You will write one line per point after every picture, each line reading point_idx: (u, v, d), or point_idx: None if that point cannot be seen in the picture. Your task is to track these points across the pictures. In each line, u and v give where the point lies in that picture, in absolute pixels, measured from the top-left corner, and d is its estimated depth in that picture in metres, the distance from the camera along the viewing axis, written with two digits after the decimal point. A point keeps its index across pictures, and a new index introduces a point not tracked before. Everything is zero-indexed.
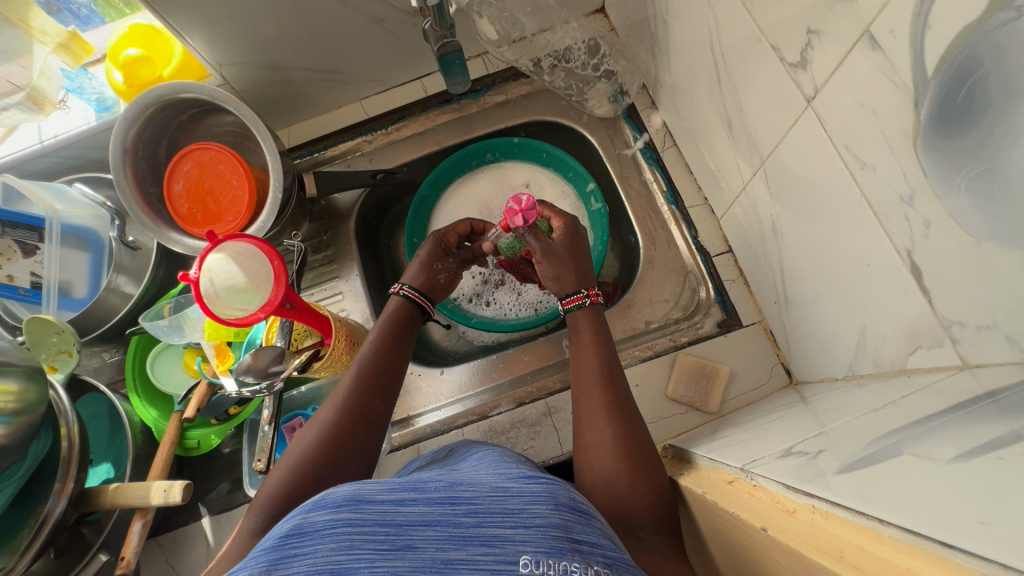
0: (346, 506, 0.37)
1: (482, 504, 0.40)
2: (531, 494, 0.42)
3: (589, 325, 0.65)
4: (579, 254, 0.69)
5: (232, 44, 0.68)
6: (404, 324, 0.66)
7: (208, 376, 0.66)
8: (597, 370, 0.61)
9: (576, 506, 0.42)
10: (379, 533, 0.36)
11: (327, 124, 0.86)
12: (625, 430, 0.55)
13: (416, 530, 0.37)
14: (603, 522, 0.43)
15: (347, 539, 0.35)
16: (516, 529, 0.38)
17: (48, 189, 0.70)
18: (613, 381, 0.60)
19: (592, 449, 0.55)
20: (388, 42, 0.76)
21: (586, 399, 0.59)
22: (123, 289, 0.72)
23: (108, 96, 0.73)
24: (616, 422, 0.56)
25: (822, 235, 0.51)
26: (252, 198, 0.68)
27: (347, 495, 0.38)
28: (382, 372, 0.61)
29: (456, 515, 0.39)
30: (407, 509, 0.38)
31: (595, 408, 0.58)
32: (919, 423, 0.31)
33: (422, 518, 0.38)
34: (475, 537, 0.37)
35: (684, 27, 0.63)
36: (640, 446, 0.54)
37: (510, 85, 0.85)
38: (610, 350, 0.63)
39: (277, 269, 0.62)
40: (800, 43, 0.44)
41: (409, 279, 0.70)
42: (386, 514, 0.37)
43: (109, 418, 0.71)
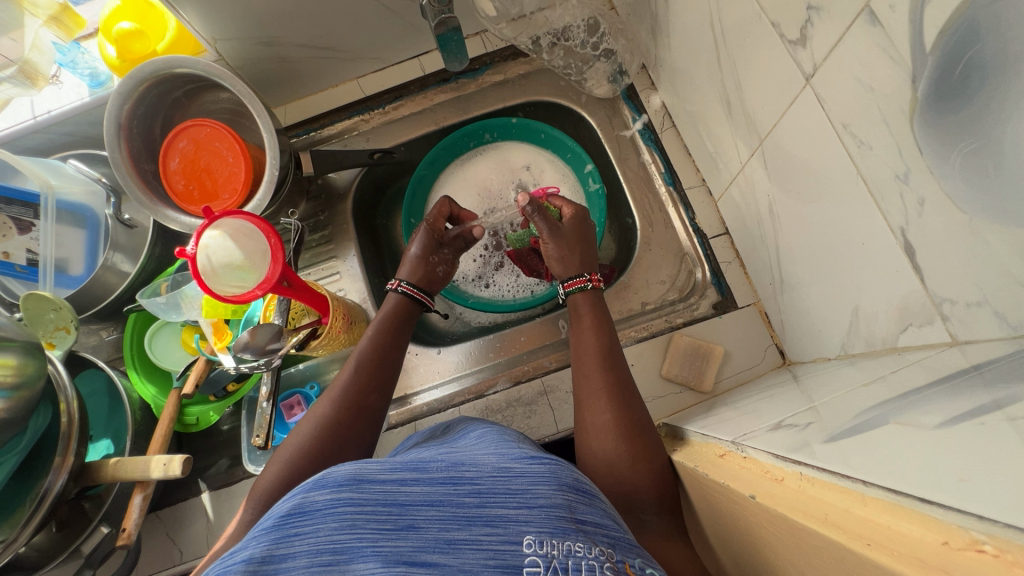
0: (348, 486, 0.37)
1: (485, 486, 0.41)
2: (533, 475, 0.42)
3: (591, 309, 0.65)
4: (584, 240, 0.71)
5: (226, 18, 0.67)
6: (403, 318, 0.67)
7: (206, 353, 0.66)
8: (600, 354, 0.61)
9: (580, 486, 0.43)
10: (382, 513, 0.37)
11: (323, 103, 0.85)
12: (628, 413, 0.56)
13: (420, 510, 0.38)
14: (604, 502, 0.45)
15: (350, 518, 0.36)
16: (519, 509, 0.40)
17: (43, 165, 0.69)
18: (614, 366, 0.60)
19: (594, 432, 0.56)
20: (385, 18, 0.75)
21: (586, 383, 0.60)
22: (120, 267, 0.72)
23: (102, 71, 0.72)
24: (617, 405, 0.57)
25: (818, 215, 0.51)
26: (249, 175, 0.68)
27: (348, 474, 0.38)
28: (381, 365, 0.61)
29: (460, 496, 0.39)
30: (409, 489, 0.39)
31: (596, 393, 0.58)
32: (906, 395, 0.31)
33: (425, 498, 0.38)
34: (478, 518, 0.39)
35: (685, 4, 0.62)
36: (641, 429, 0.55)
37: (509, 64, 0.84)
38: (609, 334, 0.63)
39: (275, 247, 0.61)
40: (800, 19, 0.44)
41: (406, 275, 0.70)
42: (389, 493, 0.38)
43: (108, 394, 0.71)
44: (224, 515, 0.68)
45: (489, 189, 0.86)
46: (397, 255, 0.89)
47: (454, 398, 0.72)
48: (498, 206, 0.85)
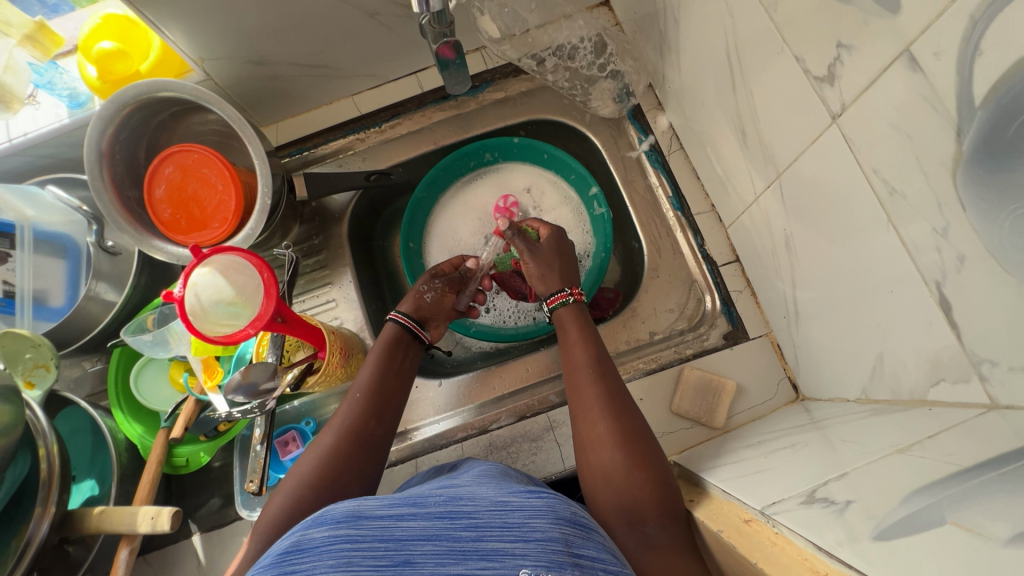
0: (346, 522, 0.35)
1: (483, 518, 0.38)
2: (531, 509, 0.40)
3: (575, 322, 0.63)
4: (566, 257, 0.70)
5: (214, 38, 0.64)
6: (401, 347, 0.64)
7: (195, 393, 0.63)
8: (590, 365, 0.59)
9: (576, 519, 0.41)
10: (378, 548, 0.34)
11: (316, 121, 0.81)
12: (624, 426, 0.54)
13: (417, 546, 0.35)
14: (601, 534, 0.42)
15: (347, 554, 0.33)
16: (515, 542, 0.37)
17: (19, 193, 0.65)
18: (605, 376, 0.58)
19: (591, 446, 0.54)
20: (382, 35, 0.72)
21: (579, 396, 0.57)
22: (104, 297, 0.68)
23: (82, 91, 0.68)
24: (611, 414, 0.54)
25: (841, 255, 0.49)
26: (239, 203, 0.64)
27: (347, 509, 0.36)
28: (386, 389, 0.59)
29: (456, 530, 0.37)
30: (406, 524, 0.36)
31: (588, 405, 0.56)
32: (968, 474, 0.29)
33: (422, 532, 0.36)
34: (474, 552, 0.36)
35: (697, 28, 0.60)
36: (639, 441, 0.53)
37: (510, 82, 0.81)
38: (598, 344, 0.61)
39: (267, 281, 0.59)
40: (828, 57, 0.41)
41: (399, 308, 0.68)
42: (386, 529, 0.35)
43: (91, 432, 0.67)
44: (216, 560, 0.65)
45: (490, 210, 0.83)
46: (394, 279, 0.86)
47: (457, 432, 0.70)
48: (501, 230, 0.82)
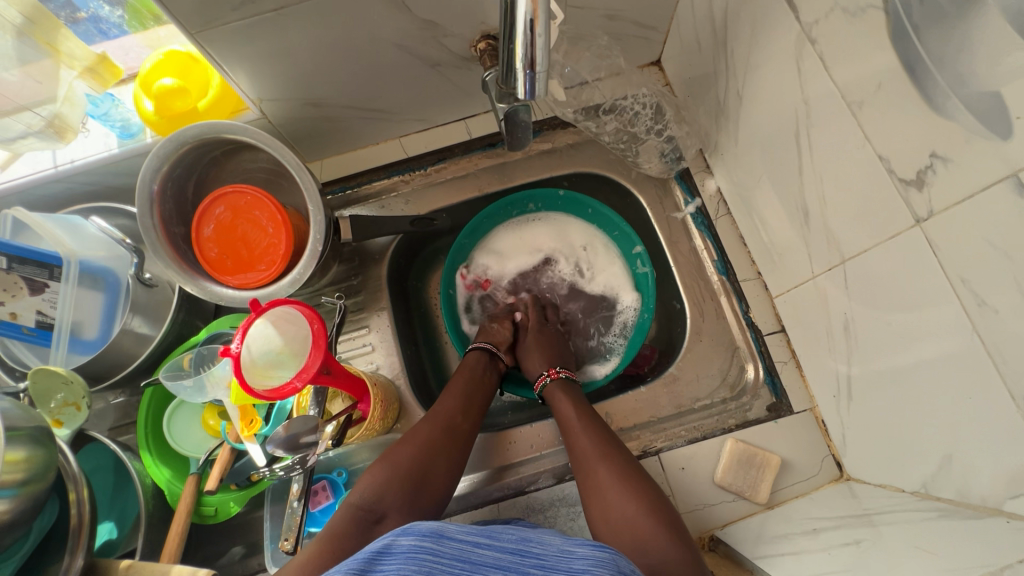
0: (430, 537, 0.36)
1: (551, 560, 0.38)
2: (595, 559, 0.37)
3: (564, 394, 0.67)
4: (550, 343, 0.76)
5: (276, 80, 0.64)
6: (488, 363, 0.73)
7: (230, 440, 0.61)
8: (582, 421, 0.62)
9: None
10: (455, 567, 0.35)
11: (362, 161, 0.81)
12: (624, 474, 0.56)
13: (488, 571, 0.36)
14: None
15: (427, 565, 0.35)
16: None
17: (60, 224, 0.63)
18: (600, 431, 0.61)
19: (596, 492, 0.56)
20: (439, 83, 0.72)
21: (576, 451, 0.61)
22: (137, 331, 0.67)
23: (134, 122, 0.67)
24: (610, 463, 0.58)
25: (910, 350, 0.49)
26: (289, 249, 0.63)
27: (432, 526, 0.37)
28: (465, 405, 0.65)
29: (524, 566, 0.37)
30: (482, 551, 0.37)
31: (588, 457, 0.59)
32: None
33: (494, 562, 0.37)
34: None
35: (762, 106, 0.60)
36: (644, 491, 0.55)
37: (557, 133, 0.81)
38: (587, 406, 0.65)
39: (317, 333, 0.56)
40: (918, 163, 0.42)
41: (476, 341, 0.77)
42: (462, 552, 0.37)
43: (115, 471, 0.64)
44: None
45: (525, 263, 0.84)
46: (428, 322, 0.85)
47: (492, 492, 0.68)
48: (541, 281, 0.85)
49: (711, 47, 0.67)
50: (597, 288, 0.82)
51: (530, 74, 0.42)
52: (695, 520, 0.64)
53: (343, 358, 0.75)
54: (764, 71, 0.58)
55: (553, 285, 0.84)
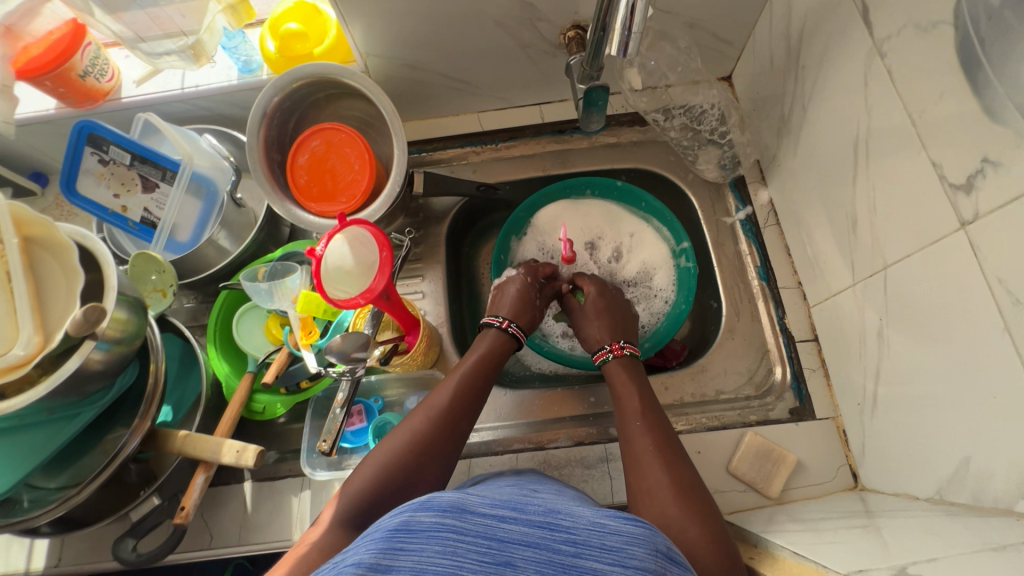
0: (451, 513, 0.34)
1: (582, 536, 0.35)
2: (630, 535, 0.36)
3: (626, 371, 0.66)
4: (612, 313, 0.74)
5: (386, 39, 0.72)
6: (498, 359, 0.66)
7: (289, 344, 0.67)
8: (648, 423, 0.59)
9: (671, 557, 0.36)
10: (481, 545, 0.33)
11: (441, 128, 0.88)
12: (686, 486, 0.52)
13: (516, 551, 0.33)
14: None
15: (452, 544, 0.33)
16: (613, 567, 0.34)
17: (183, 136, 0.71)
18: (666, 437, 0.57)
19: (647, 496, 0.52)
20: (525, 65, 0.79)
21: (631, 447, 0.57)
22: (220, 243, 0.75)
23: (255, 59, 0.76)
24: (666, 467, 0.54)
25: (941, 352, 0.51)
26: (370, 186, 0.70)
27: (452, 500, 0.35)
28: (468, 402, 0.60)
29: (555, 543, 0.34)
30: (508, 526, 0.34)
31: (648, 458, 0.55)
32: None
33: (522, 538, 0.34)
34: (572, 568, 0.33)
35: (826, 119, 0.64)
36: (704, 506, 0.50)
37: (623, 130, 0.87)
38: (654, 404, 0.62)
39: (384, 260, 0.62)
40: (970, 168, 0.45)
41: (508, 312, 0.70)
42: (488, 527, 0.34)
43: (181, 361, 0.71)
44: (262, 510, 0.68)
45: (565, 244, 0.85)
46: (475, 286, 0.90)
47: (513, 443, 0.72)
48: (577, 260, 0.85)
49: (783, 63, 0.71)
50: (632, 271, 0.84)
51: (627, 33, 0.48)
52: None
53: None
54: (832, 86, 0.62)
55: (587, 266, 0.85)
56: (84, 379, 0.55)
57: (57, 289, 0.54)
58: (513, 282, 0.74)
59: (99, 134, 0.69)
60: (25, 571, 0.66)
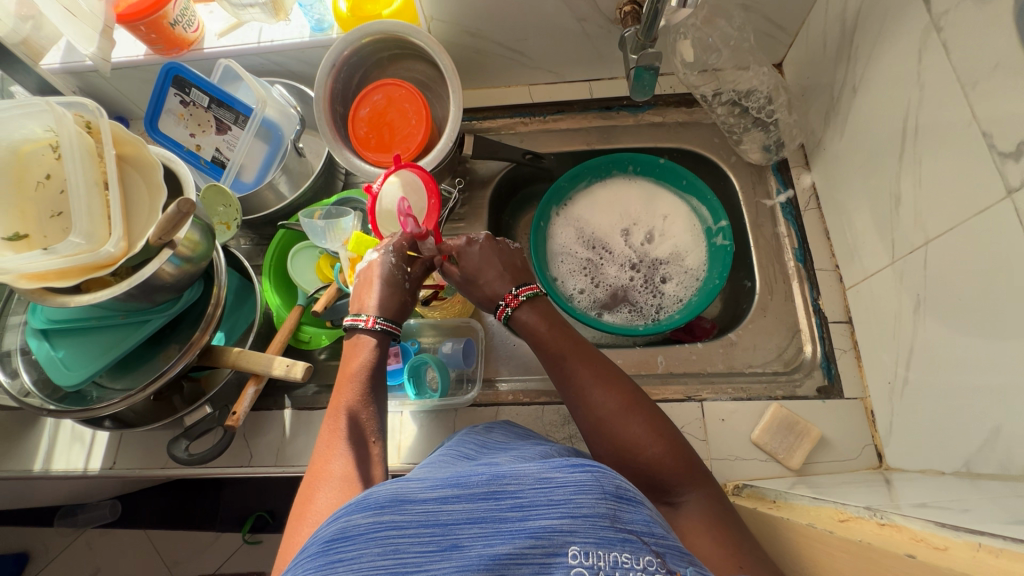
0: (389, 507, 0.35)
1: (527, 497, 0.36)
2: (576, 485, 0.37)
3: (536, 314, 0.61)
4: (495, 271, 0.64)
5: (450, 4, 0.76)
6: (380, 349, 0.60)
7: (338, 282, 0.72)
8: (569, 350, 0.58)
9: (623, 494, 0.38)
10: (424, 534, 0.34)
11: (493, 98, 0.92)
12: (630, 405, 0.54)
13: (460, 530, 0.35)
14: (651, 508, 0.39)
15: (391, 541, 0.34)
16: (562, 519, 0.35)
17: (258, 84, 0.76)
18: (592, 362, 0.57)
19: (599, 428, 0.54)
20: (579, 39, 0.82)
21: (569, 381, 0.57)
22: (279, 188, 0.80)
23: (327, 20, 0.81)
24: (608, 397, 0.55)
25: (978, 320, 0.51)
26: (425, 140, 0.74)
27: (389, 494, 0.36)
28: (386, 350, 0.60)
29: (499, 511, 0.36)
30: (450, 507, 0.36)
31: (587, 387, 0.56)
32: None
33: (466, 515, 0.35)
34: (521, 532, 0.35)
35: (875, 100, 0.65)
36: (655, 418, 0.54)
37: (669, 110, 0.89)
38: (561, 323, 0.61)
39: (431, 208, 0.66)
40: (1020, 135, 0.45)
41: (379, 310, 0.61)
42: (429, 514, 0.35)
43: (237, 291, 0.75)
44: (299, 434, 0.72)
45: (602, 226, 0.89)
46: None
47: (539, 396, 0.74)
48: (611, 244, 0.89)
49: (835, 46, 0.72)
50: (666, 253, 0.87)
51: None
52: (724, 468, 0.67)
53: None
54: (884, 66, 0.63)
55: (622, 250, 0.89)
56: (156, 286, 0.60)
57: (141, 203, 0.59)
58: (368, 271, 0.63)
59: (183, 76, 0.75)
60: (83, 470, 0.72)
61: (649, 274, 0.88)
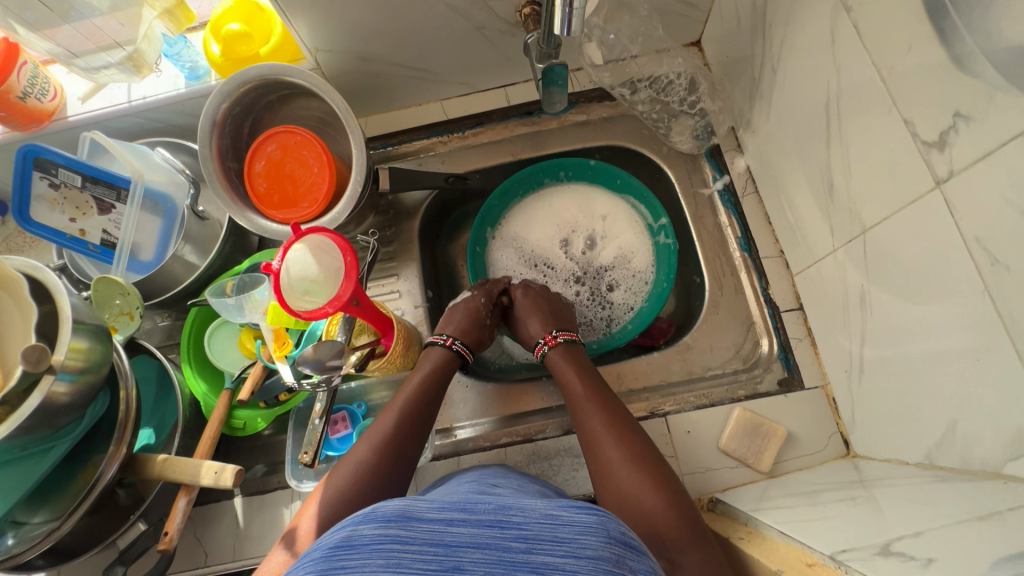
0: (396, 523, 0.32)
1: (534, 530, 0.32)
2: (586, 524, 0.33)
3: (573, 365, 0.67)
4: (555, 313, 0.75)
5: (332, 32, 0.68)
6: (443, 379, 0.66)
7: (263, 359, 0.66)
8: (591, 401, 0.62)
9: (628, 542, 0.34)
10: (427, 553, 0.31)
11: (405, 120, 0.85)
12: (642, 455, 0.55)
13: (464, 555, 0.31)
14: (653, 561, 0.35)
15: (395, 556, 0.30)
16: (566, 559, 0.31)
17: (132, 150, 0.69)
18: (611, 412, 0.60)
19: (607, 472, 0.55)
20: (483, 48, 0.76)
21: (586, 425, 0.60)
22: (188, 258, 0.74)
23: (201, 65, 0.72)
24: (623, 441, 0.57)
25: (926, 317, 0.49)
26: (331, 188, 0.68)
27: (398, 509, 0.32)
28: (430, 407, 0.62)
29: (504, 541, 0.32)
30: (456, 530, 0.32)
31: (601, 432, 0.59)
32: None
33: (472, 539, 0.32)
34: (524, 566, 0.31)
35: (796, 79, 0.61)
36: (663, 473, 0.54)
37: (593, 106, 0.84)
38: (594, 379, 0.65)
39: (349, 265, 0.60)
40: (941, 125, 0.42)
41: (452, 333, 0.70)
42: (436, 533, 0.31)
43: (157, 382, 0.69)
44: (255, 523, 0.67)
45: (540, 241, 0.85)
46: (454, 276, 0.87)
47: (498, 438, 0.71)
48: (553, 258, 0.85)
49: (749, 24, 0.68)
50: (610, 257, 0.83)
51: (569, 9, 0.46)
52: (695, 482, 0.65)
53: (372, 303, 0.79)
54: (800, 46, 0.59)
55: (565, 264, 0.84)
56: (51, 413, 0.53)
57: (13, 325, 0.55)
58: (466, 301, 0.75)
59: (44, 157, 0.64)
60: None
61: (596, 284, 0.83)
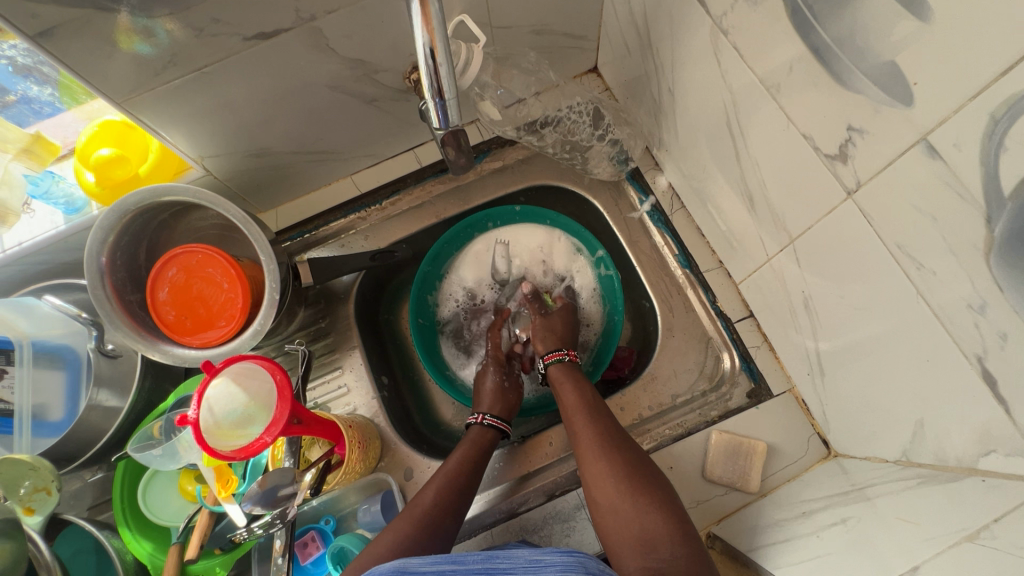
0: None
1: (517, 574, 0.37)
2: (564, 564, 0.37)
3: (570, 377, 0.68)
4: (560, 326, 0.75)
5: (214, 137, 0.64)
6: (483, 452, 0.65)
7: (208, 504, 0.60)
8: (589, 410, 0.63)
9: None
10: None
11: (317, 203, 0.81)
12: (629, 462, 0.56)
13: None
14: None
15: None
16: None
17: (14, 307, 0.63)
18: (603, 422, 0.61)
19: (594, 481, 0.56)
20: (381, 118, 0.73)
21: (577, 438, 0.61)
22: (106, 405, 0.65)
23: (78, 197, 0.67)
24: (611, 448, 0.58)
25: (867, 319, 0.48)
26: (247, 300, 0.63)
27: (393, 566, 0.38)
28: (451, 500, 0.59)
29: None
30: None
31: (589, 445, 0.59)
32: None
33: None
34: None
35: (693, 98, 0.61)
36: (649, 478, 0.54)
37: (506, 151, 0.82)
38: (592, 394, 0.66)
39: (281, 384, 0.56)
40: (838, 138, 0.42)
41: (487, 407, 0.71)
42: None
43: (98, 552, 0.62)
44: None
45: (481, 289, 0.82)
46: (403, 351, 0.84)
47: (484, 518, 0.66)
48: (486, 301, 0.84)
49: (638, 48, 0.68)
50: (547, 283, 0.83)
51: (440, 101, 0.44)
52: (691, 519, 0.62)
53: (319, 404, 0.74)
54: (689, 66, 0.59)
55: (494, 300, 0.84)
56: None
57: None
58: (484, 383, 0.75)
59: None
60: None
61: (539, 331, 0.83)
